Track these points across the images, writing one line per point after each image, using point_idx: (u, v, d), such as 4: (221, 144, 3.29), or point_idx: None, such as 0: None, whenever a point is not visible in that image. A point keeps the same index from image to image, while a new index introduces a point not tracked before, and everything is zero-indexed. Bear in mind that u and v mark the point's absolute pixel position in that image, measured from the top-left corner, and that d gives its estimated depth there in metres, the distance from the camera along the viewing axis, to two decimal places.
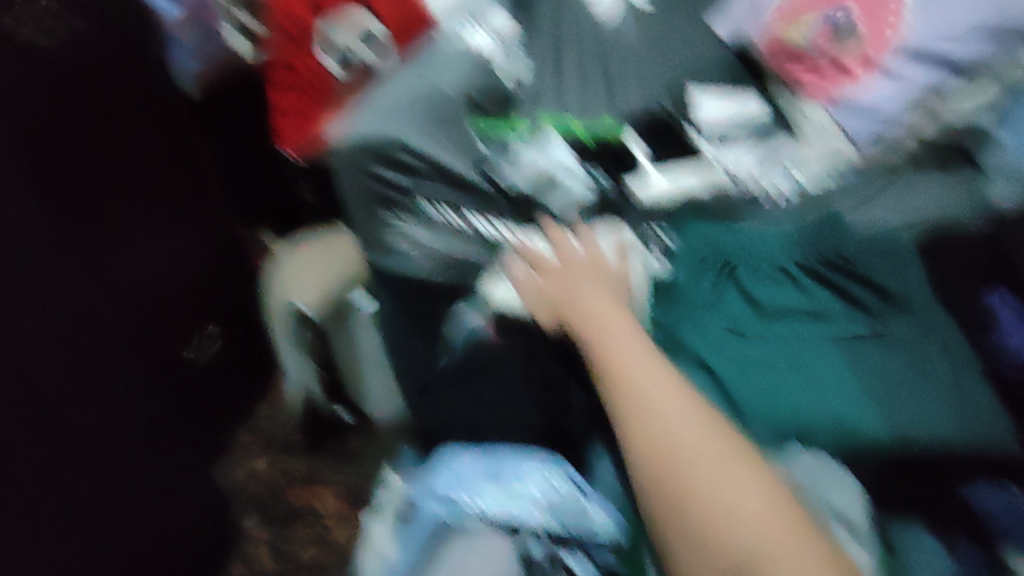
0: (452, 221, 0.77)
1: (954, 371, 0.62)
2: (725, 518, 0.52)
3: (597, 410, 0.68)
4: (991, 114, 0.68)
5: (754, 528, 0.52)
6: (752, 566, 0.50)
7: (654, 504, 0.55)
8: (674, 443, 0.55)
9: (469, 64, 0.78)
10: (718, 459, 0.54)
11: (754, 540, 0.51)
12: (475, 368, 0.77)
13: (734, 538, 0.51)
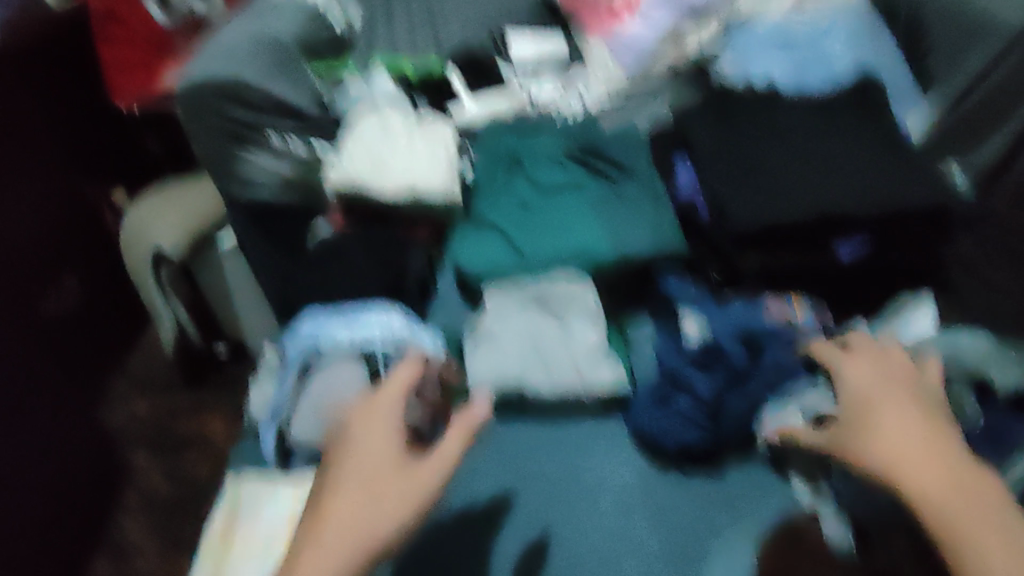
0: (294, 148, 1.11)
1: (659, 210, 0.85)
2: (906, 460, 0.53)
3: (419, 279, 0.88)
4: (710, 41, 1.16)
5: (907, 438, 0.54)
6: (906, 471, 0.53)
7: (878, 459, 0.54)
8: (884, 421, 0.56)
9: (298, 22, 1.16)
10: (934, 436, 0.54)
11: (881, 448, 0.54)
12: (324, 253, 0.90)
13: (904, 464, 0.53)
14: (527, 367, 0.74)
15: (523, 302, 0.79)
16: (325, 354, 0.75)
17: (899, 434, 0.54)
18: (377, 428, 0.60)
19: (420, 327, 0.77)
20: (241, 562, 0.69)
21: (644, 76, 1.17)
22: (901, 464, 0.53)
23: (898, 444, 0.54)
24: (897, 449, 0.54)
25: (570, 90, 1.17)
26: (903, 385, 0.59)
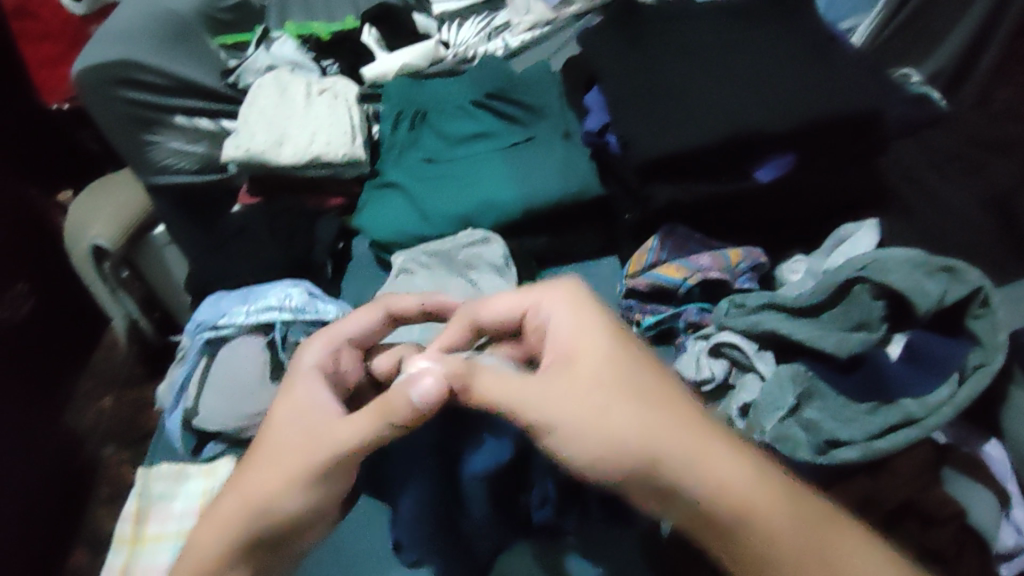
0: (205, 126, 1.06)
1: (567, 148, 0.79)
2: (721, 482, 0.39)
3: (328, 251, 0.85)
4: None
5: (613, 406, 0.42)
6: (670, 465, 0.40)
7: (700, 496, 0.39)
8: (694, 477, 0.40)
9: None
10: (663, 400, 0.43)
11: (555, 409, 0.43)
12: (228, 234, 0.86)
13: (536, 409, 0.44)
14: (432, 325, 0.70)
15: (428, 261, 0.75)
16: (227, 337, 0.72)
17: (631, 430, 0.41)
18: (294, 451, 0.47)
19: (323, 299, 0.75)
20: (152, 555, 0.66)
21: (568, 8, 1.10)
22: (598, 425, 0.42)
23: (653, 433, 0.41)
24: (592, 418, 0.42)
25: (494, 34, 1.11)
26: (640, 390, 0.43)
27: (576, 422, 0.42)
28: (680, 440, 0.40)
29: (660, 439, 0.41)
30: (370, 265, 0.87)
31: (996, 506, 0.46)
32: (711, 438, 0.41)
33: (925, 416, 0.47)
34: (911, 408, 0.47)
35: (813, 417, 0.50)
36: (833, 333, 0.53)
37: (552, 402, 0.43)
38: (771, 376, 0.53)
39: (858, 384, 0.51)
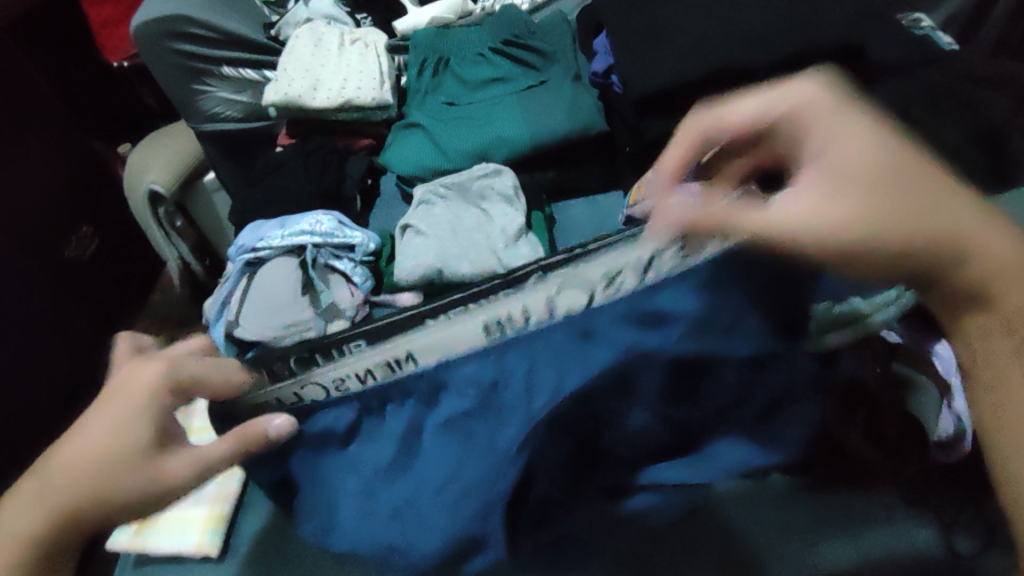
0: (248, 76, 1.13)
1: (575, 90, 0.85)
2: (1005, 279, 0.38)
3: (357, 186, 0.93)
4: None
5: (790, 199, 0.41)
6: (903, 227, 0.38)
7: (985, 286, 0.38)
8: (994, 254, 0.38)
9: None
10: (942, 200, 0.39)
11: (792, 212, 0.40)
12: (268, 170, 0.95)
13: (793, 218, 0.40)
14: (446, 249, 0.77)
15: (445, 193, 0.83)
16: (265, 258, 0.80)
17: (904, 221, 0.38)
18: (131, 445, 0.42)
19: (351, 227, 0.83)
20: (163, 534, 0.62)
21: None
22: (859, 223, 0.39)
23: (890, 216, 0.39)
24: (836, 216, 0.39)
25: None
26: (913, 192, 0.39)
27: (811, 212, 0.40)
28: (942, 199, 0.39)
29: (892, 214, 0.39)
30: (395, 199, 0.95)
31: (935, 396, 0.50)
32: (1009, 237, 0.39)
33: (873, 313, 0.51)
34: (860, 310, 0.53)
35: None
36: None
37: (773, 208, 0.41)
38: None
39: None
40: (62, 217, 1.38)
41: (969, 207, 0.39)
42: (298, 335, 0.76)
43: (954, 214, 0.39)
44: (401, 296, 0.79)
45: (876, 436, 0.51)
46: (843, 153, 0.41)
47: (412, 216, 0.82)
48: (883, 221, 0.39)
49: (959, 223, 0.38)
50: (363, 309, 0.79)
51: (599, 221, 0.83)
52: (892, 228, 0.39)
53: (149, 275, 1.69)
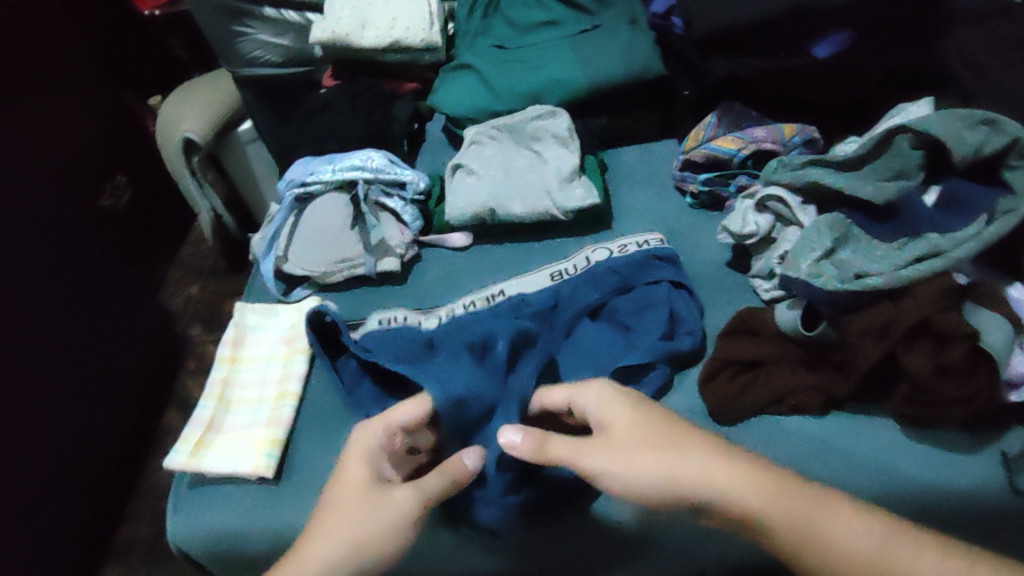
0: (291, 19, 1.12)
1: (632, 31, 0.83)
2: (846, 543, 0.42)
3: (403, 127, 0.92)
4: None
5: (718, 469, 0.45)
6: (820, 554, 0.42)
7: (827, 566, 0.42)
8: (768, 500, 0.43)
9: None
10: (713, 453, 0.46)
11: (722, 481, 0.44)
12: (313, 109, 0.93)
13: (674, 460, 0.45)
14: (499, 189, 0.76)
15: (498, 134, 0.81)
16: (316, 194, 0.80)
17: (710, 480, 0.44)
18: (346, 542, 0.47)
19: (401, 165, 0.81)
20: (237, 416, 0.69)
21: None
22: (814, 542, 0.42)
23: (846, 530, 0.43)
24: (756, 499, 0.44)
25: None
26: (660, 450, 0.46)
27: (702, 481, 0.44)
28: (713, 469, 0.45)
29: (834, 527, 0.43)
30: (441, 143, 0.94)
31: (1009, 334, 0.49)
32: (735, 469, 0.45)
33: (951, 250, 0.52)
34: (938, 243, 0.53)
35: (846, 257, 0.56)
36: (871, 184, 0.58)
37: (668, 466, 0.45)
38: (812, 224, 0.59)
39: (894, 227, 0.57)
40: (94, 164, 1.37)
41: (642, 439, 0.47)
42: (350, 270, 0.76)
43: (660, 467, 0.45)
44: (452, 236, 0.78)
45: (954, 374, 0.49)
46: (604, 426, 0.49)
47: (465, 155, 0.81)
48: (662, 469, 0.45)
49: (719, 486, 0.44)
50: (413, 249, 0.78)
51: (654, 166, 0.81)
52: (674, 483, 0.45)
53: (180, 228, 1.69)
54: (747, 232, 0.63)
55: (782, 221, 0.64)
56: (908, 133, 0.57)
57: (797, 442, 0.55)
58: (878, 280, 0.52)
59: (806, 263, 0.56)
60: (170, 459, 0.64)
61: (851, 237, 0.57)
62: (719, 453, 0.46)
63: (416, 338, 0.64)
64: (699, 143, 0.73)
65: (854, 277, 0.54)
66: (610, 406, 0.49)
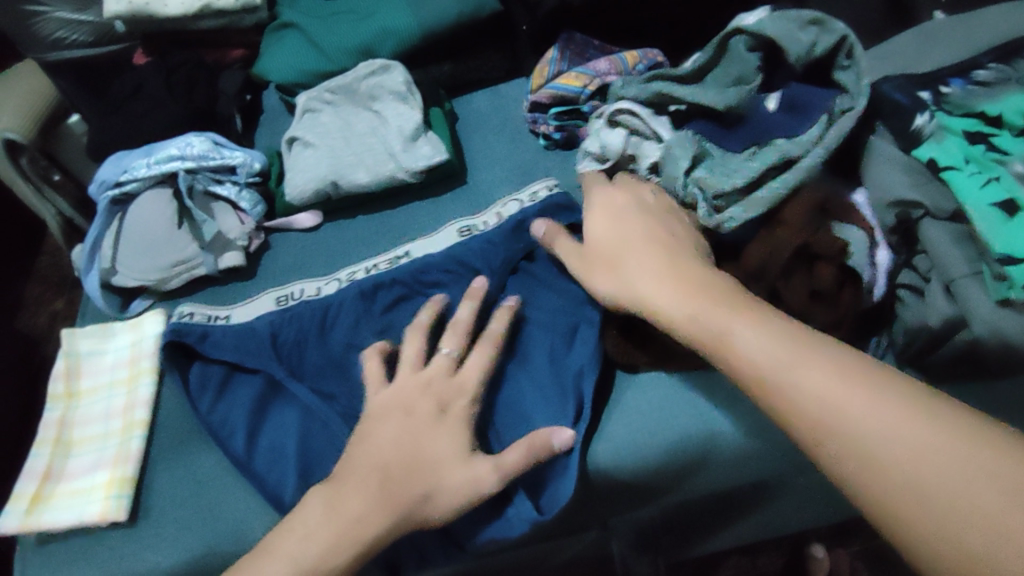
0: None
1: None
2: (878, 445, 0.33)
3: (233, 102, 0.83)
4: None
5: (778, 355, 0.38)
6: (870, 458, 0.33)
7: (846, 460, 0.34)
8: (801, 388, 0.36)
9: None
10: (749, 316, 0.40)
11: (812, 394, 0.36)
12: (124, 93, 0.82)
13: (742, 346, 0.39)
14: (338, 158, 0.70)
15: (332, 98, 0.74)
16: (135, 194, 0.71)
17: (721, 322, 0.41)
18: (338, 522, 0.46)
19: (229, 147, 0.73)
20: (81, 456, 0.62)
21: None
22: (867, 456, 0.33)
23: (901, 439, 0.33)
24: (835, 403, 0.35)
25: None
26: (661, 255, 0.48)
27: (726, 330, 0.41)
28: (749, 326, 0.40)
29: (888, 437, 0.33)
30: (282, 114, 0.86)
31: (865, 244, 0.50)
32: (784, 332, 0.39)
33: (802, 157, 0.52)
34: (788, 148, 0.52)
35: (702, 177, 0.54)
36: (714, 90, 0.56)
37: (638, 282, 0.47)
38: (665, 146, 0.56)
39: (742, 136, 0.56)
40: None
41: (637, 253, 0.49)
42: (188, 273, 0.69)
43: (709, 323, 0.42)
44: (298, 217, 0.71)
45: (824, 295, 0.51)
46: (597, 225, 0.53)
47: (298, 127, 0.73)
48: (656, 290, 0.46)
49: (757, 357, 0.38)
50: (258, 237, 0.71)
51: (506, 107, 0.76)
52: (703, 331, 0.42)
53: None
54: (605, 154, 0.59)
55: (636, 138, 0.59)
56: (744, 35, 0.55)
57: (658, 400, 0.58)
58: (739, 214, 0.51)
59: (678, 191, 0.54)
60: (1, 523, 0.57)
61: (706, 155, 0.55)
62: (766, 326, 0.39)
63: (309, 314, 0.63)
64: (545, 81, 0.69)
65: (714, 205, 0.53)
66: (619, 209, 0.53)
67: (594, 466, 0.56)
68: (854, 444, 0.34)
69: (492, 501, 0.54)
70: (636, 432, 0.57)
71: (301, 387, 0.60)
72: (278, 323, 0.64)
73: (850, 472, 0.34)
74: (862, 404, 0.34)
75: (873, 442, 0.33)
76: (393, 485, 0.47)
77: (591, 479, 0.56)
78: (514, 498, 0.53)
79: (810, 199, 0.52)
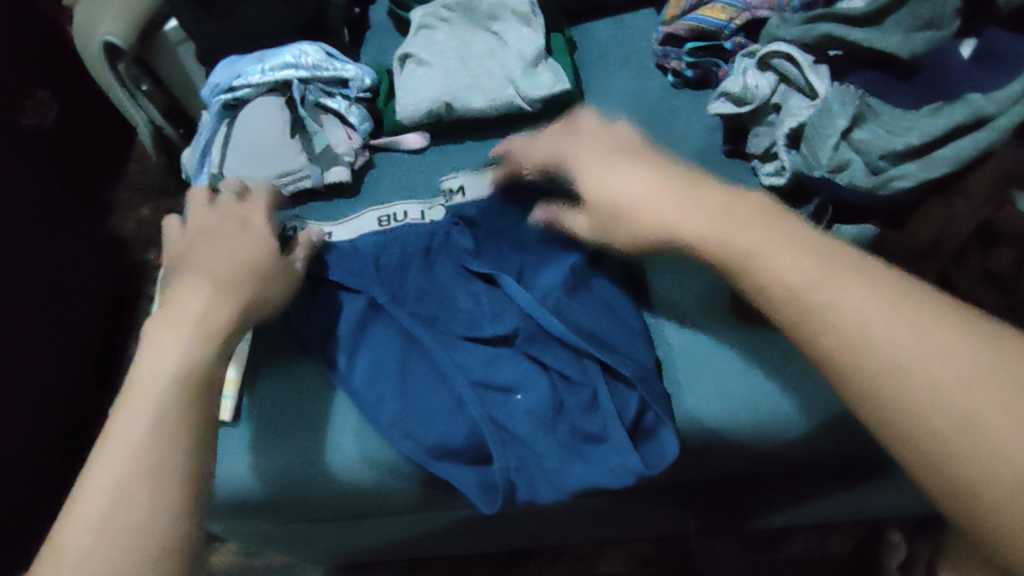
0: None
1: None
2: (987, 424, 0.30)
3: (342, 14, 0.80)
4: None
5: (885, 310, 0.34)
6: (975, 415, 0.31)
7: (918, 415, 0.32)
8: (884, 348, 0.33)
9: None
10: (818, 259, 0.37)
11: (915, 353, 0.33)
12: None
13: (846, 291, 0.35)
14: (455, 80, 0.67)
15: (450, 16, 0.71)
16: (246, 100, 0.70)
17: (759, 248, 0.38)
18: (186, 322, 0.43)
19: (342, 59, 0.71)
20: None
21: None
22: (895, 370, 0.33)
23: (1015, 419, 0.30)
24: (930, 371, 0.32)
25: None
26: (679, 184, 0.43)
27: (735, 240, 0.39)
28: (780, 253, 0.37)
29: (990, 408, 0.30)
30: (390, 30, 0.83)
31: None
32: (852, 276, 0.36)
33: (995, 115, 0.46)
34: (980, 104, 0.47)
35: (863, 138, 0.49)
36: (893, 34, 0.50)
37: (654, 204, 0.43)
38: (821, 97, 0.51)
39: (913, 88, 0.50)
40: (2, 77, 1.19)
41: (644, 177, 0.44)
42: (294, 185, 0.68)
43: (772, 261, 0.38)
44: (407, 137, 0.69)
45: (1000, 280, 0.44)
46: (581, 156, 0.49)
47: (415, 43, 0.70)
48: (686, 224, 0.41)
49: (824, 296, 0.35)
50: (363, 154, 0.69)
51: (632, 37, 0.71)
52: (748, 261, 0.38)
53: None
54: (746, 97, 0.55)
55: (786, 84, 0.54)
56: None
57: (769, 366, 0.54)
58: (912, 172, 0.47)
59: (826, 154, 0.50)
60: None
61: (868, 113, 0.50)
62: (850, 272, 0.36)
63: (415, 237, 0.61)
64: (681, 12, 0.65)
65: (875, 168, 0.49)
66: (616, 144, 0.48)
67: (683, 423, 0.53)
68: (945, 409, 0.31)
69: (591, 446, 0.51)
70: (718, 392, 0.54)
71: (401, 311, 0.57)
72: (384, 245, 0.62)
73: (947, 445, 0.31)
74: (983, 376, 0.31)
75: (985, 416, 0.30)
76: (225, 284, 0.46)
77: (685, 442, 0.53)
78: (616, 446, 0.50)
79: (997, 169, 0.46)
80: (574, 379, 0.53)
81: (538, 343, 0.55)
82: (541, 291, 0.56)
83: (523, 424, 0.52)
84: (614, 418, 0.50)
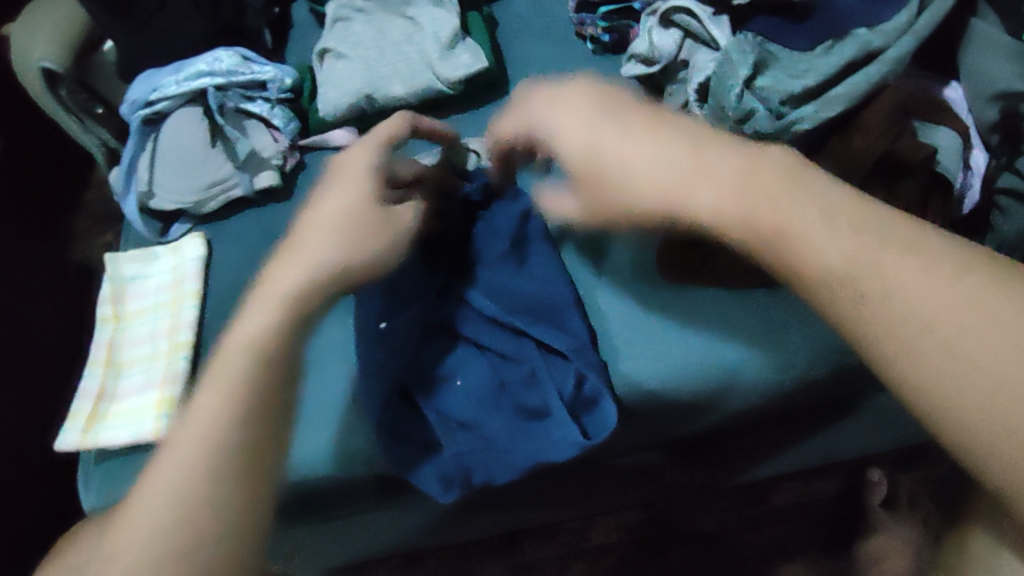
0: None
1: None
2: (897, 284, 0.30)
3: (259, 16, 0.79)
4: None
5: (750, 177, 0.34)
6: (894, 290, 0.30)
7: (820, 296, 0.32)
8: (784, 223, 0.32)
9: None
10: (684, 149, 0.36)
11: (807, 225, 0.32)
12: None
13: (717, 172, 0.34)
14: (373, 69, 0.66)
15: (364, 6, 0.70)
16: (166, 113, 0.69)
17: (643, 164, 0.37)
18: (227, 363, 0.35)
19: (259, 61, 0.70)
20: (130, 379, 0.62)
21: None
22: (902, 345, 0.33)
23: (929, 289, 0.29)
24: (813, 236, 0.32)
25: None
26: (655, 141, 0.37)
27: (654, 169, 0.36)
28: (655, 155, 0.36)
29: (921, 295, 0.29)
30: (311, 26, 0.82)
31: (959, 149, 0.48)
32: (704, 153, 0.35)
33: (885, 49, 0.47)
34: (867, 38, 0.47)
35: (765, 84, 0.49)
36: None
37: (630, 164, 0.37)
38: (723, 51, 0.51)
39: (812, 28, 0.50)
40: None
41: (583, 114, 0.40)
42: (226, 194, 0.67)
43: (638, 159, 0.37)
44: (334, 134, 0.68)
45: (908, 210, 0.48)
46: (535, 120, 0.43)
47: (329, 36, 0.69)
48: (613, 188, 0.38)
49: (693, 186, 0.35)
50: (292, 155, 0.69)
51: (549, 7, 0.70)
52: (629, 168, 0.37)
53: None
54: (652, 56, 0.56)
55: (692, 38, 0.55)
56: None
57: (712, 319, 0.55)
58: (810, 115, 0.47)
59: (731, 104, 0.49)
60: (65, 440, 0.60)
61: (769, 59, 0.50)
62: (711, 152, 0.35)
63: None
64: None
65: (778, 113, 0.49)
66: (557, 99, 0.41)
67: (623, 389, 0.53)
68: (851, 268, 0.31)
69: (537, 423, 0.51)
70: (653, 349, 0.54)
71: None
72: None
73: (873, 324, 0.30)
74: (861, 227, 0.31)
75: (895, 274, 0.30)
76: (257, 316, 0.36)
77: (628, 405, 0.53)
78: (558, 421, 0.50)
79: (892, 99, 0.47)
80: (510, 357, 0.53)
81: (472, 324, 0.54)
82: (476, 276, 0.55)
83: (465, 408, 0.51)
84: (555, 393, 0.50)
